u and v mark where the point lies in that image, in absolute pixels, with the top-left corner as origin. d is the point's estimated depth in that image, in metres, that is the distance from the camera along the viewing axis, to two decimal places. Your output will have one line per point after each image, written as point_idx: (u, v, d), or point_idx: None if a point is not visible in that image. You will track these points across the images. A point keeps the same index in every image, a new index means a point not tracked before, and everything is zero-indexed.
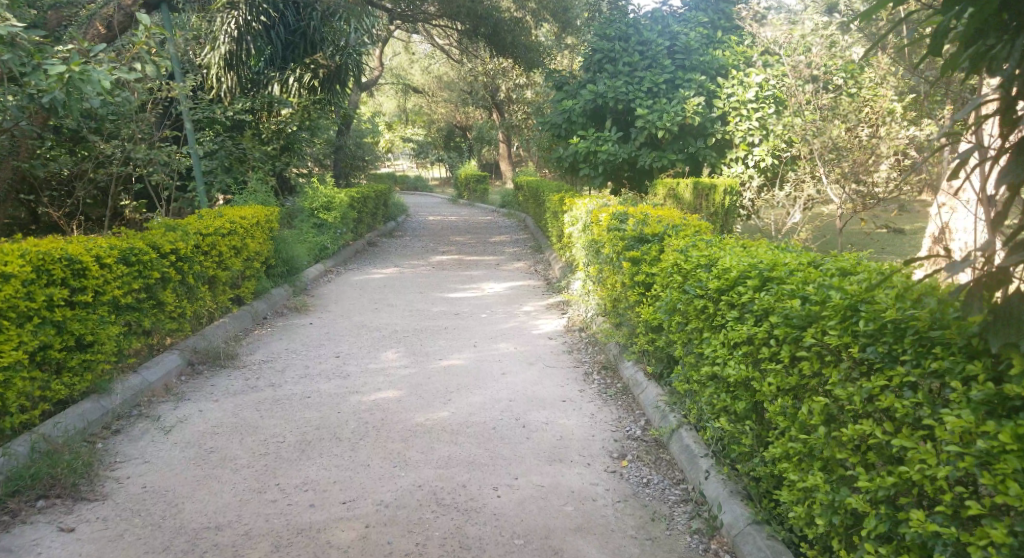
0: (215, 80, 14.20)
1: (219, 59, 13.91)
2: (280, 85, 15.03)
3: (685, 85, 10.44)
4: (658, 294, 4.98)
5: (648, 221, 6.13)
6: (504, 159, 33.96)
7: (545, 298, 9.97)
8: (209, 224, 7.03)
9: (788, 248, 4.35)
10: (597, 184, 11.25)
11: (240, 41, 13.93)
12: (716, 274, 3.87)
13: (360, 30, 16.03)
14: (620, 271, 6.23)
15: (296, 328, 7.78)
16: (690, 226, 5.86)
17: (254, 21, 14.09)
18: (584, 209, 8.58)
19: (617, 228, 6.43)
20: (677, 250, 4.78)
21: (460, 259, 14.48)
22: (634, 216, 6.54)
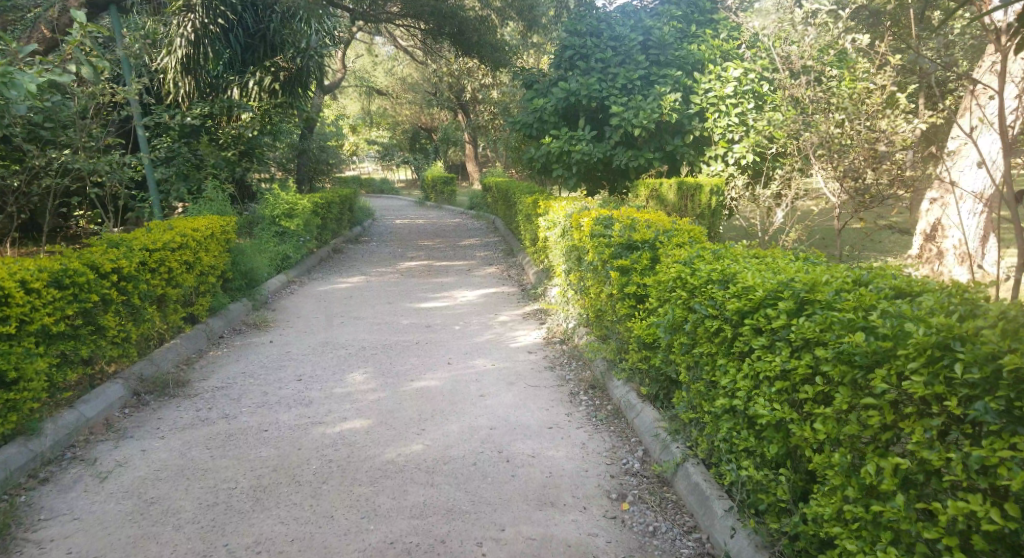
0: (171, 85, 13.53)
1: (177, 64, 13.28)
2: (240, 88, 14.37)
3: (661, 81, 10.00)
4: (654, 309, 4.60)
5: (637, 224, 5.75)
6: (471, 160, 33.38)
7: (521, 307, 9.49)
8: (156, 237, 6.37)
9: (802, 257, 4.09)
10: (571, 186, 10.78)
11: (197, 45, 13.27)
12: (736, 292, 3.57)
13: (320, 30, 15.39)
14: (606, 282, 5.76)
15: (255, 347, 7.19)
16: (683, 231, 5.47)
17: (212, 24, 13.44)
18: (561, 212, 8.12)
19: (601, 233, 5.95)
20: (678, 260, 4.42)
21: (430, 264, 13.93)
22: (620, 219, 6.14)
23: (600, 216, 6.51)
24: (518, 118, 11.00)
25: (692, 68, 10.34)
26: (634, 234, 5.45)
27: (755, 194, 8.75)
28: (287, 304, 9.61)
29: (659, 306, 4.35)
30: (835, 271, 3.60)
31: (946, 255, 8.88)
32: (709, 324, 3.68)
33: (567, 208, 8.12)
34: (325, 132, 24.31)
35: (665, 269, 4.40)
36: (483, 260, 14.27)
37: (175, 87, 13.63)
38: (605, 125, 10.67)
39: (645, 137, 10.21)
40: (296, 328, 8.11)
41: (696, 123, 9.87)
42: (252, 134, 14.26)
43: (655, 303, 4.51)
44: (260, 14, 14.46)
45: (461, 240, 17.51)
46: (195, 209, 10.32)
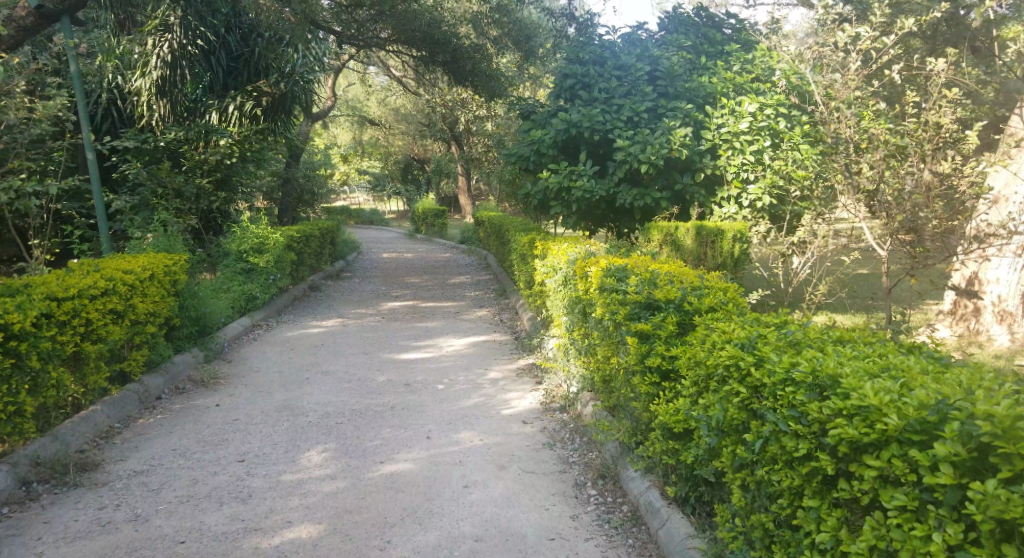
0: (145, 107, 12.67)
1: (151, 86, 12.48)
2: (218, 113, 13.65)
3: (669, 114, 9.02)
4: (693, 399, 3.72)
5: (658, 275, 4.85)
6: (463, 193, 32.44)
7: (515, 360, 8.50)
8: (73, 286, 5.66)
9: (900, 351, 3.42)
10: (571, 226, 9.83)
11: (174, 67, 12.57)
12: (842, 411, 2.86)
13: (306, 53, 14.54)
14: (619, 346, 4.80)
15: (187, 423, 6.29)
16: (715, 288, 4.57)
17: (190, 45, 12.85)
18: (561, 256, 7.15)
19: (613, 288, 4.97)
20: (733, 341, 3.62)
21: (416, 306, 12.90)
22: (635, 269, 5.25)
23: (610, 263, 5.60)
24: (514, 150, 10.07)
25: (703, 103, 9.30)
26: (655, 291, 4.54)
27: (778, 239, 7.81)
28: (247, 358, 8.59)
29: (705, 400, 3.57)
30: (976, 380, 2.96)
31: (983, 312, 8.01)
32: (793, 445, 2.99)
33: (568, 252, 7.19)
34: (313, 161, 23.38)
35: (715, 352, 3.60)
36: (473, 301, 13.24)
37: (149, 110, 12.75)
38: (609, 160, 9.77)
39: (651, 176, 9.22)
40: (249, 394, 7.13)
41: (707, 159, 8.86)
42: (229, 161, 12.99)
43: (696, 392, 3.71)
44: (246, 37, 14.14)
45: (451, 278, 16.53)
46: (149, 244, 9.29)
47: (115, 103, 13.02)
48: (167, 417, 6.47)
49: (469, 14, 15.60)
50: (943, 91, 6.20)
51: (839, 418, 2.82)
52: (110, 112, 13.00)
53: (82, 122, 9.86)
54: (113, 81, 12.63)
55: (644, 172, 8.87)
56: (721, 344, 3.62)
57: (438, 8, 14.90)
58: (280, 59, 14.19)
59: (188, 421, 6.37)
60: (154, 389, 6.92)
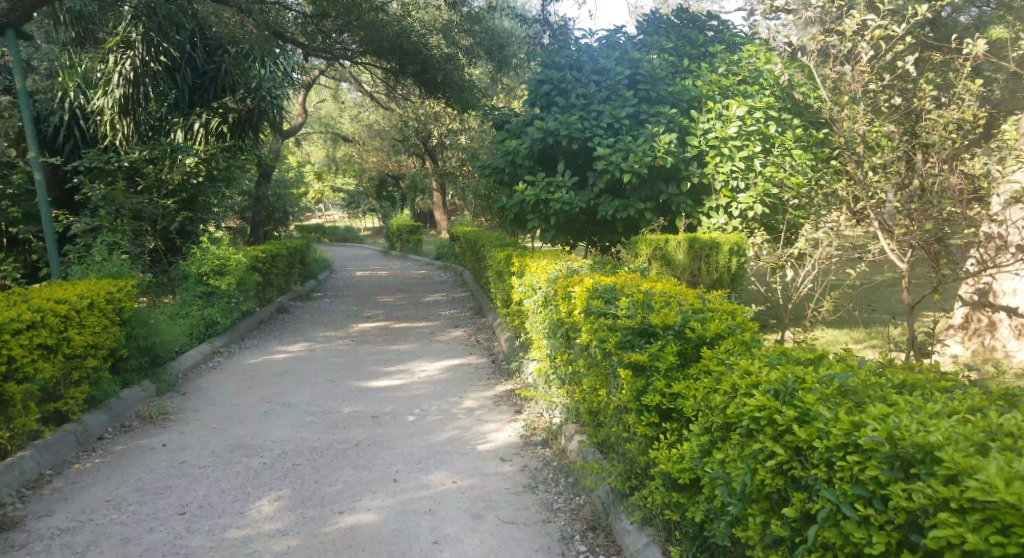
0: (109, 126, 12.37)
1: (113, 104, 12.20)
2: (184, 131, 13.10)
3: (652, 120, 8.47)
4: (700, 449, 3.31)
5: (652, 295, 4.32)
6: (438, 208, 31.76)
7: (493, 387, 7.88)
8: None
9: (980, 405, 3.12)
10: (550, 241, 9.29)
11: (136, 85, 12.18)
12: (946, 502, 2.57)
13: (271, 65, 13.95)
14: (606, 375, 4.29)
15: (128, 466, 5.60)
16: (720, 312, 4.03)
17: (153, 63, 12.44)
18: (540, 274, 6.57)
19: (601, 311, 4.41)
20: (761, 387, 3.20)
21: (387, 327, 12.23)
22: (624, 288, 4.71)
23: (596, 280, 5.06)
24: (488, 162, 9.54)
25: (688, 107, 8.79)
26: (649, 315, 4.01)
27: (774, 252, 7.28)
28: (202, 390, 7.91)
29: (723, 455, 3.18)
30: None
31: (999, 326, 7.51)
32: (863, 535, 2.69)
33: (549, 269, 6.62)
34: (285, 178, 22.70)
35: (739, 400, 3.17)
36: (449, 321, 12.60)
37: (111, 129, 12.45)
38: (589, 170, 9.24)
39: (633, 186, 8.66)
40: (200, 432, 6.43)
41: (693, 167, 8.32)
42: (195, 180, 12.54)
43: (708, 442, 3.29)
44: (211, 52, 13.56)
45: (425, 297, 15.88)
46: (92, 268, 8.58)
47: (78, 122, 12.67)
48: (108, 461, 5.74)
49: (440, 24, 15.05)
50: (962, 85, 5.70)
51: (948, 515, 2.53)
52: (73, 131, 12.68)
53: (30, 141, 9.22)
54: (75, 101, 12.38)
55: (626, 182, 8.33)
56: (748, 391, 3.19)
57: (407, 17, 14.34)
58: (247, 75, 13.80)
59: (129, 466, 5.64)
60: (95, 429, 6.20)
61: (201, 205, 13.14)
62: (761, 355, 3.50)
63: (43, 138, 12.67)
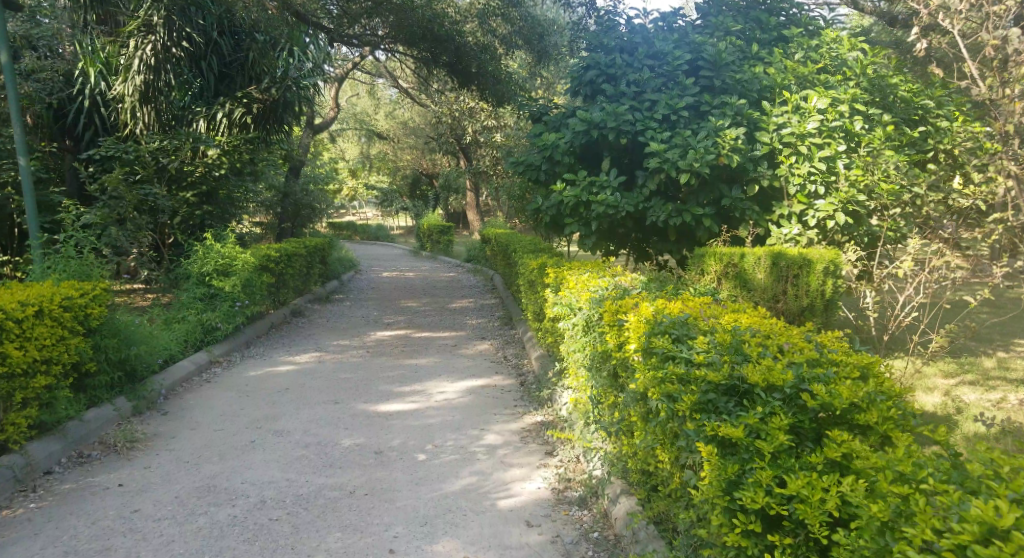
0: (128, 114, 11.54)
1: (133, 92, 11.33)
2: (207, 121, 12.43)
3: (714, 112, 7.29)
4: None
5: (748, 343, 3.30)
6: (470, 208, 30.65)
7: (520, 417, 6.80)
8: None
9: None
10: (589, 248, 8.21)
11: (158, 71, 11.31)
12: None
13: (297, 51, 13.03)
14: (668, 436, 3.34)
15: (66, 517, 4.75)
16: (851, 374, 3.07)
17: (176, 48, 11.50)
18: (581, 291, 5.43)
19: (669, 353, 3.41)
20: None
21: (408, 336, 11.23)
22: (699, 321, 3.67)
23: (653, 305, 3.99)
24: (523, 156, 8.53)
25: (759, 100, 7.56)
26: (746, 369, 3.09)
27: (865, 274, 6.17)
28: (189, 409, 6.98)
29: None
30: None
31: None
32: None
33: (591, 283, 5.52)
34: (316, 175, 21.88)
35: None
36: (475, 331, 11.53)
37: (132, 118, 11.64)
38: (638, 169, 8.15)
39: (687, 188, 7.52)
40: (170, 466, 5.50)
41: (761, 167, 7.16)
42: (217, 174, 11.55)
43: None
44: (239, 41, 12.85)
45: (452, 302, 14.85)
46: (50, 269, 7.31)
47: (97, 109, 12.09)
48: (43, 508, 4.88)
49: (477, 10, 13.98)
50: None
51: None
52: (93, 117, 12.10)
53: (16, 125, 8.61)
54: (95, 86, 11.73)
55: (683, 183, 7.20)
56: None
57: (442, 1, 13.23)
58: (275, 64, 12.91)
59: (68, 517, 4.76)
60: (41, 463, 5.33)
61: (223, 200, 12.27)
62: (971, 480, 2.52)
63: (60, 124, 12.19)
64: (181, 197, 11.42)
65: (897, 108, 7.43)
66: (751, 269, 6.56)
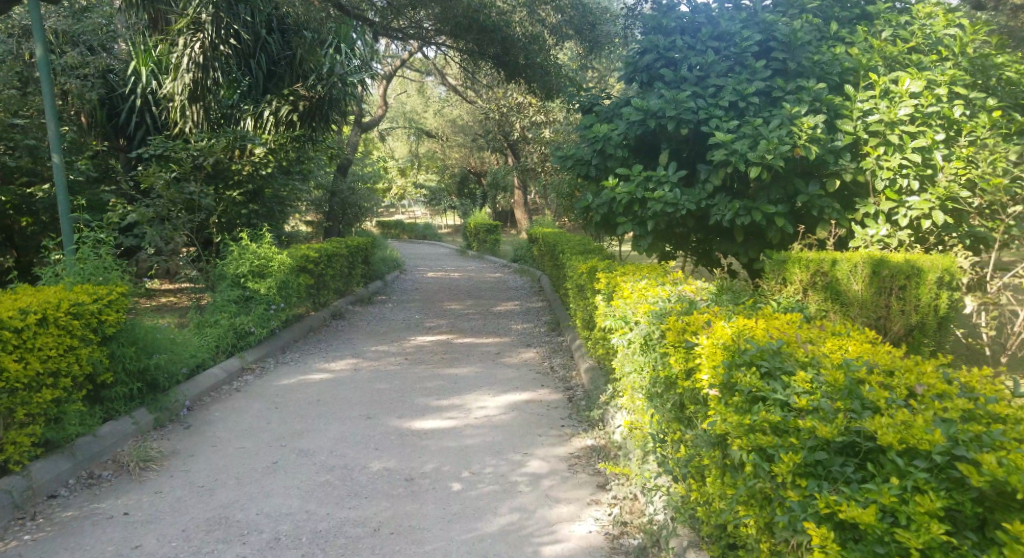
0: (177, 114, 11.13)
1: (183, 91, 10.91)
2: (254, 120, 11.85)
3: (789, 98, 6.75)
4: None
5: (867, 387, 2.83)
6: (518, 207, 29.96)
7: (567, 440, 6.16)
8: None
9: None
10: (644, 250, 7.57)
11: (206, 69, 10.89)
12: None
13: (343, 47, 12.58)
14: (749, 491, 2.94)
15: (61, 552, 4.22)
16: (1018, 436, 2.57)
17: (223, 45, 11.05)
18: (639, 302, 4.74)
19: (766, 396, 2.97)
20: None
21: (450, 341, 10.67)
22: (794, 350, 3.19)
23: (728, 323, 3.51)
24: (571, 150, 7.95)
25: (841, 84, 7.03)
26: (873, 425, 2.63)
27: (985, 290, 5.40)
28: (212, 421, 6.45)
29: None
30: None
31: None
32: None
33: (648, 292, 4.84)
34: (362, 173, 21.47)
35: None
36: (520, 338, 10.88)
37: (182, 118, 11.21)
38: (700, 163, 7.51)
39: (755, 184, 6.97)
40: (182, 490, 4.97)
41: (845, 159, 6.62)
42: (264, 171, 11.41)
43: None
44: (288, 39, 12.31)
45: (496, 305, 14.22)
46: (71, 265, 6.65)
47: (148, 109, 11.77)
48: (39, 540, 4.35)
49: None
50: None
51: None
52: (143, 118, 11.73)
53: (51, 120, 8.16)
54: (146, 85, 11.27)
55: (756, 176, 6.66)
56: None
57: None
58: (320, 61, 12.29)
59: (64, 552, 4.23)
60: (46, 485, 4.81)
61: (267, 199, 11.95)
62: None
63: (114, 124, 11.84)
64: (227, 197, 11.20)
65: (1000, 93, 6.73)
66: (843, 280, 5.96)
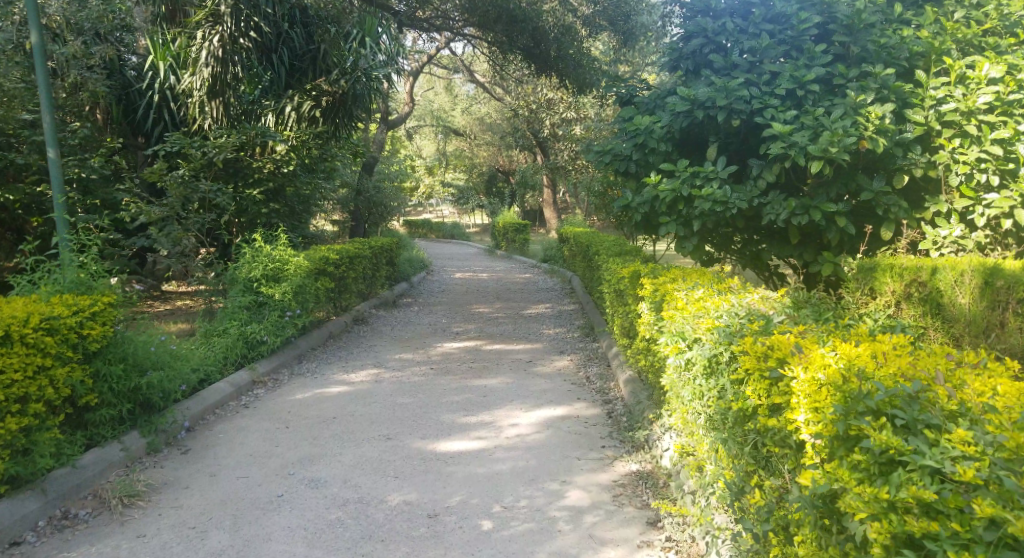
0: (196, 111, 10.57)
1: (201, 87, 10.35)
2: (275, 116, 11.44)
3: (851, 86, 5.99)
4: None
5: None
6: (548, 206, 29.27)
7: (608, 465, 5.51)
8: None
9: None
10: (689, 252, 6.95)
11: (225, 63, 10.29)
12: None
13: (368, 40, 11.86)
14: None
15: None
16: None
17: (243, 38, 10.46)
18: (694, 314, 4.22)
19: (907, 458, 2.47)
20: None
21: (478, 348, 10.09)
22: (936, 395, 2.70)
23: (833, 353, 3.01)
24: (609, 144, 7.35)
25: (910, 70, 6.33)
26: None
27: None
28: (214, 445, 6.00)
29: None
30: None
31: None
32: None
33: (706, 305, 4.30)
34: (390, 172, 20.99)
35: None
36: (553, 345, 10.22)
37: (200, 114, 10.65)
38: (751, 158, 6.85)
39: (812, 182, 6.29)
40: (168, 535, 4.56)
41: (916, 152, 5.86)
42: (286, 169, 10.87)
43: None
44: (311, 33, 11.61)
45: (526, 308, 13.60)
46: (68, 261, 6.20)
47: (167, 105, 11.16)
48: None
49: None
50: None
51: None
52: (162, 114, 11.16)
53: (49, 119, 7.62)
54: (165, 81, 10.74)
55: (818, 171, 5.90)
56: None
57: None
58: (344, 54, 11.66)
59: None
60: (10, 530, 4.41)
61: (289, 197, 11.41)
62: None
63: (131, 121, 11.38)
64: (246, 196, 10.68)
65: None
66: (945, 293, 5.41)
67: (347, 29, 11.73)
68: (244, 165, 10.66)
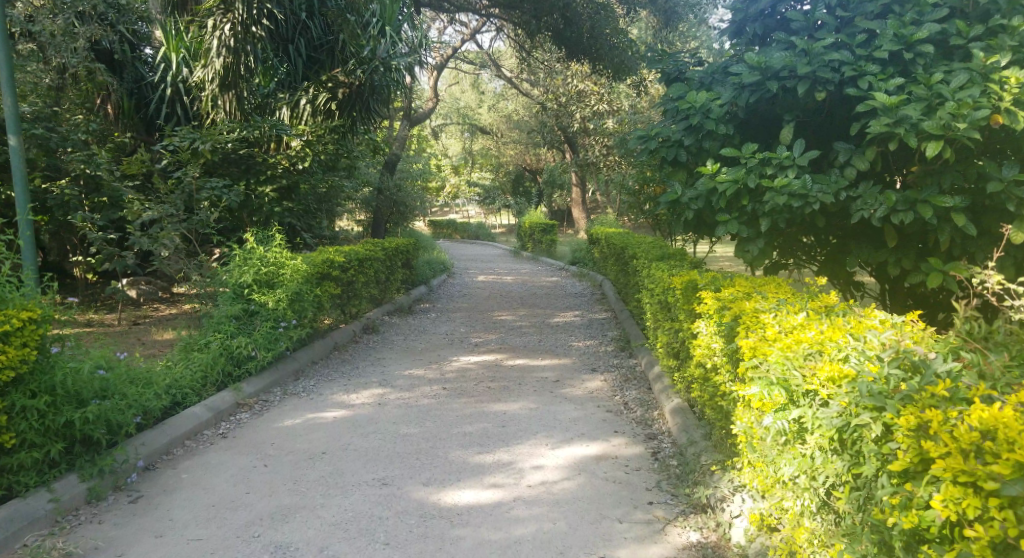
0: (208, 105, 9.40)
1: (214, 80, 9.19)
2: (291, 109, 10.20)
3: (976, 45, 4.86)
4: None
5: None
6: (576, 205, 27.97)
7: (659, 533, 4.25)
8: None
9: None
10: (752, 257, 5.67)
11: (239, 53, 9.14)
12: None
13: (389, 29, 10.40)
14: None
15: None
16: None
17: (257, 26, 9.29)
18: (800, 356, 3.13)
19: None
20: None
21: (499, 362, 8.86)
22: None
23: None
24: (655, 128, 6.09)
25: None
26: None
27: None
28: (174, 489, 4.72)
29: None
30: None
31: None
32: None
33: (806, 336, 3.25)
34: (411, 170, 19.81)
35: None
36: (584, 360, 8.92)
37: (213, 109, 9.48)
38: (838, 139, 5.65)
39: (917, 170, 5.12)
40: None
41: None
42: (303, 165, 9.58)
43: None
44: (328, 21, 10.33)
45: (555, 316, 12.33)
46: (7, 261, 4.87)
47: (179, 97, 9.83)
48: None
49: None
50: None
51: None
52: (173, 108, 9.82)
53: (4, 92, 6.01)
54: (175, 74, 9.49)
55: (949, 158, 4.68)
56: None
57: None
58: (361, 45, 10.15)
59: None
60: None
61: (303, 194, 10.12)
62: None
63: (143, 116, 10.02)
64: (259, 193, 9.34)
65: None
66: None
67: (366, 18, 10.23)
68: (254, 160, 9.40)
